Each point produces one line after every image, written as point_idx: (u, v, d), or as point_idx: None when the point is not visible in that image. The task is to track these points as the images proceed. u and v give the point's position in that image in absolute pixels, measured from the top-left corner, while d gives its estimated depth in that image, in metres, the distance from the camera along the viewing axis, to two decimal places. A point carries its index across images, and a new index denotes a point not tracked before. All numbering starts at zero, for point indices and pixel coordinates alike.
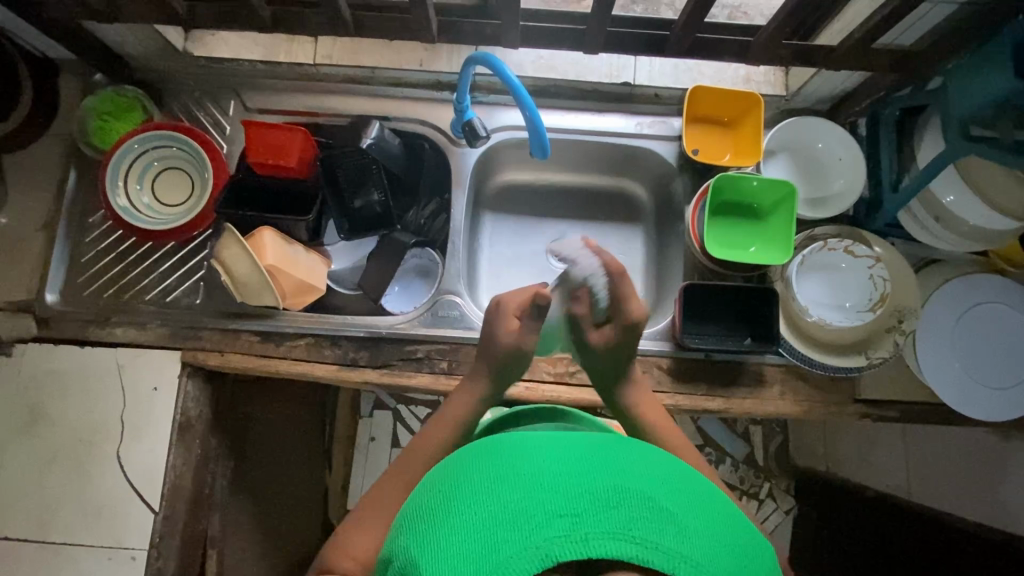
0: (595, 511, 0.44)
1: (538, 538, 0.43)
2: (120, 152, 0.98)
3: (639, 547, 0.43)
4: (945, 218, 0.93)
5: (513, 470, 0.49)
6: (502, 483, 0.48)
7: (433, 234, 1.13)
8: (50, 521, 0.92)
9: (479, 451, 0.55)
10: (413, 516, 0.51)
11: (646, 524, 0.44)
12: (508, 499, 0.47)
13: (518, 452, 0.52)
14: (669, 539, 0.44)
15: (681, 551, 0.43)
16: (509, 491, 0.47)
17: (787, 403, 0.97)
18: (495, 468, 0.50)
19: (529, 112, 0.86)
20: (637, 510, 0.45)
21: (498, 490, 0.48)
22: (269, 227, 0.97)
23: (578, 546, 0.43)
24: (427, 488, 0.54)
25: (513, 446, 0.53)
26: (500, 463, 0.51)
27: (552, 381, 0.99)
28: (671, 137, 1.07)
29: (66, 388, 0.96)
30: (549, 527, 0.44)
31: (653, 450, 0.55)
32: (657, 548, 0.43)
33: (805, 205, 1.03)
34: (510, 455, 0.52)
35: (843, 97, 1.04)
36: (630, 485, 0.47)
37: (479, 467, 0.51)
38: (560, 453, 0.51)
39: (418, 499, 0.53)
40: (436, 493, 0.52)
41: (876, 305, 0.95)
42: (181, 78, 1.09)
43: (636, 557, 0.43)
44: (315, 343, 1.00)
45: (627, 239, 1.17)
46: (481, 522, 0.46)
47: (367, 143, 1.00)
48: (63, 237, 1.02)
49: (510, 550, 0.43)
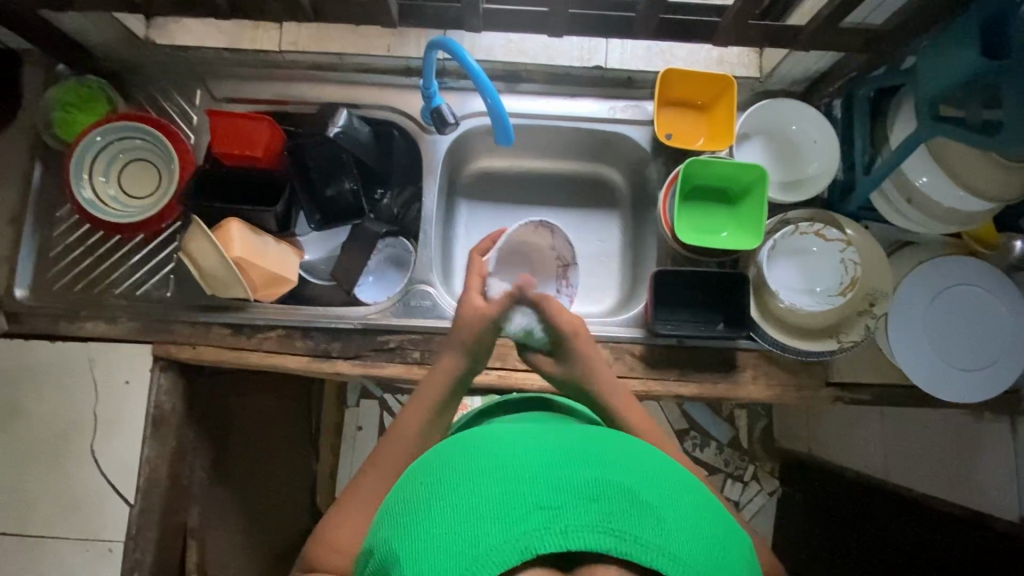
0: (574, 503, 0.45)
1: (517, 531, 0.44)
2: (83, 144, 0.97)
3: (618, 540, 0.44)
4: (917, 199, 0.92)
5: (495, 463, 0.50)
6: (482, 478, 0.48)
7: (406, 224, 1.13)
8: (26, 515, 0.92)
9: (459, 445, 0.55)
10: (394, 511, 0.52)
11: (625, 515, 0.45)
12: (487, 492, 0.47)
13: (497, 446, 0.52)
14: (647, 531, 0.45)
15: (657, 542, 0.44)
16: (488, 486, 0.48)
17: (759, 387, 0.98)
18: (475, 461, 0.51)
19: (491, 98, 0.84)
20: (616, 502, 0.46)
21: (478, 483, 0.48)
22: (236, 218, 0.96)
23: (557, 538, 0.44)
24: (409, 481, 0.55)
25: (493, 440, 0.54)
26: (480, 456, 0.51)
27: (526, 369, 0.99)
28: (644, 122, 1.06)
29: (38, 384, 0.95)
30: (527, 520, 0.44)
31: (633, 444, 0.57)
32: (636, 540, 0.44)
33: (779, 187, 1.02)
34: (489, 449, 0.52)
35: (817, 78, 1.02)
36: (608, 478, 0.48)
37: (460, 461, 0.52)
38: (539, 446, 0.52)
39: (399, 493, 0.54)
40: (418, 487, 0.52)
41: (847, 288, 0.94)
42: (145, 66, 1.06)
43: (615, 549, 0.44)
44: (287, 334, 0.99)
45: (603, 225, 1.17)
46: (462, 513, 0.46)
47: (334, 132, 0.97)
48: (31, 231, 1.01)
49: (489, 543, 0.44)
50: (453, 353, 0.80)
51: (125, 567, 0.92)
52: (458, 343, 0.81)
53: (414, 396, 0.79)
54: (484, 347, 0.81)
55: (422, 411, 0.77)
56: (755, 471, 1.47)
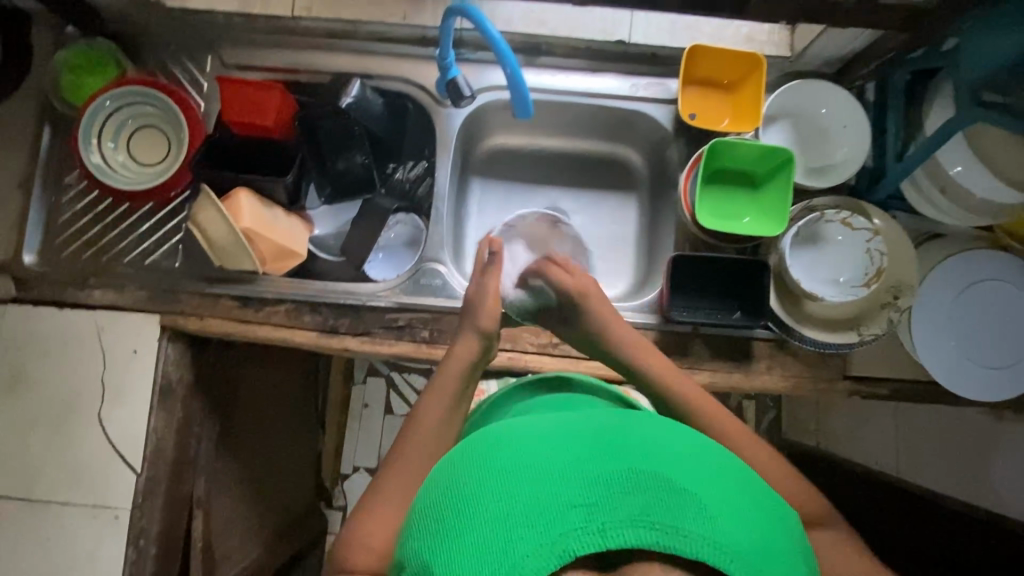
0: (610, 500, 0.45)
1: (554, 533, 0.44)
2: (91, 109, 0.95)
3: (660, 533, 0.43)
4: (950, 188, 0.89)
5: (522, 460, 0.49)
6: (512, 477, 0.48)
7: (419, 200, 1.09)
8: (34, 480, 0.93)
9: (481, 441, 0.54)
10: (422, 515, 0.51)
11: (663, 507, 0.45)
12: (519, 493, 0.47)
13: (523, 442, 0.51)
14: (688, 521, 0.44)
15: (699, 531, 0.44)
16: (518, 486, 0.47)
17: (774, 378, 0.95)
18: (502, 459, 0.50)
19: (511, 70, 0.81)
20: (652, 493, 0.46)
21: (508, 485, 0.47)
22: (245, 188, 0.94)
23: (596, 537, 0.44)
24: (434, 482, 0.54)
25: (518, 435, 0.52)
26: (506, 453, 0.50)
27: (536, 351, 0.98)
28: (667, 101, 1.02)
29: (47, 350, 0.95)
30: (564, 521, 0.44)
31: (662, 424, 0.55)
32: (677, 533, 0.43)
33: (806, 172, 0.98)
34: (515, 445, 0.51)
35: (851, 59, 0.98)
36: (642, 469, 0.47)
37: (485, 461, 0.51)
38: (568, 439, 0.51)
39: (425, 497, 0.53)
40: (444, 489, 0.51)
41: (872, 279, 0.91)
42: (155, 30, 1.04)
43: (657, 543, 0.43)
44: (295, 308, 0.98)
45: (620, 208, 1.14)
46: (494, 516, 0.46)
47: (346, 103, 0.96)
48: (39, 197, 1.00)
49: (526, 547, 0.44)
50: (466, 337, 0.81)
51: (132, 534, 0.93)
52: (471, 326, 0.82)
53: (432, 384, 0.78)
54: (495, 325, 0.82)
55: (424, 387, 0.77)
56: None
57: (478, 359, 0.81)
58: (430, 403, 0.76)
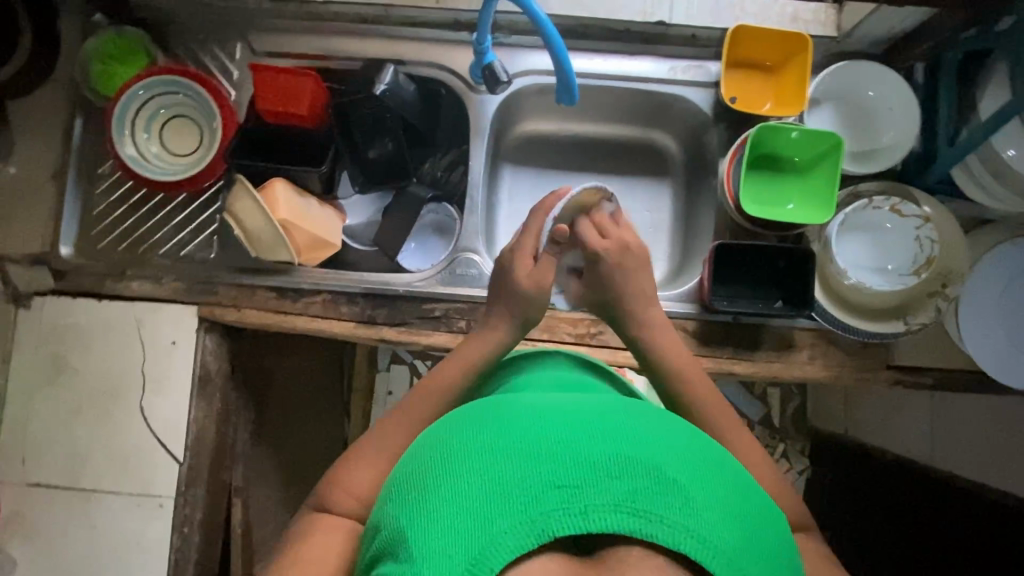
0: (596, 482, 0.44)
1: (534, 511, 0.43)
2: (124, 99, 0.94)
3: (643, 521, 0.42)
4: (1004, 174, 0.85)
5: (512, 436, 0.48)
6: (498, 451, 0.47)
7: (451, 188, 1.08)
8: (79, 469, 0.94)
9: (471, 415, 0.53)
10: (402, 483, 0.50)
11: (649, 495, 0.44)
12: (503, 468, 0.46)
13: (513, 420, 0.50)
14: (675, 512, 0.43)
15: (685, 524, 0.42)
16: (502, 461, 0.46)
17: (816, 368, 0.94)
18: (490, 433, 0.49)
19: (557, 54, 0.78)
20: (640, 480, 0.44)
21: (493, 460, 0.46)
22: (281, 178, 0.93)
23: (577, 519, 0.42)
24: (420, 449, 0.53)
25: (510, 413, 0.51)
26: (496, 429, 0.49)
27: (573, 341, 0.97)
28: (707, 84, 0.99)
29: (88, 341, 0.96)
30: (545, 499, 0.43)
31: (656, 416, 0.54)
32: (662, 522, 0.42)
33: (851, 157, 0.96)
34: (505, 423, 0.50)
35: (901, 39, 0.94)
36: (632, 455, 0.46)
37: (474, 432, 0.50)
38: (558, 419, 0.50)
39: (408, 464, 0.52)
40: (427, 457, 0.50)
41: (922, 267, 0.89)
42: (185, 17, 1.02)
43: (639, 530, 0.42)
44: (331, 299, 0.98)
45: (654, 195, 1.11)
46: (475, 489, 0.45)
47: (380, 89, 0.94)
48: (74, 188, 1.00)
49: (503, 524, 0.43)
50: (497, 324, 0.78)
51: (176, 522, 0.94)
52: (506, 309, 0.79)
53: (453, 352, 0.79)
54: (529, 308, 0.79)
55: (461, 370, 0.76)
56: (785, 450, 1.40)
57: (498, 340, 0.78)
58: (444, 371, 0.76)
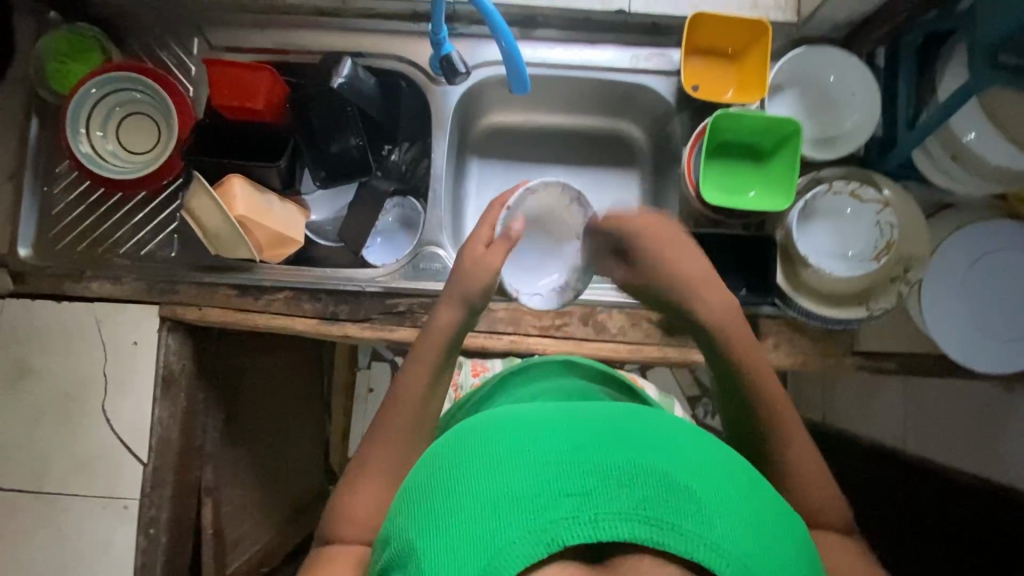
0: (605, 491, 0.43)
1: (543, 521, 0.42)
2: (77, 98, 0.92)
3: (654, 529, 0.41)
4: (963, 155, 0.86)
5: (521, 445, 0.47)
6: (507, 461, 0.46)
7: (416, 182, 1.08)
8: (42, 472, 0.93)
9: (480, 425, 0.52)
10: (411, 495, 0.49)
11: (659, 502, 0.43)
12: (511, 478, 0.45)
13: (520, 430, 0.49)
14: (686, 520, 0.42)
15: (697, 531, 0.41)
16: (512, 471, 0.45)
17: (781, 355, 0.94)
18: (498, 442, 0.48)
19: (507, 43, 0.78)
20: (650, 488, 0.43)
21: (501, 470, 0.45)
22: (239, 174, 0.92)
23: (588, 529, 0.41)
24: (428, 461, 0.52)
25: (517, 421, 0.50)
26: (504, 439, 0.48)
27: (538, 334, 0.97)
28: (669, 72, 0.98)
29: (47, 343, 0.95)
30: (555, 508, 0.42)
31: (668, 422, 0.53)
32: (673, 530, 0.41)
33: (813, 143, 0.96)
34: (513, 432, 0.49)
35: (861, 24, 0.94)
36: (642, 461, 0.45)
37: (482, 443, 0.49)
38: (567, 428, 0.49)
39: (416, 478, 0.51)
40: (436, 470, 0.49)
41: (882, 252, 0.89)
42: (139, 13, 1.01)
43: (651, 539, 0.41)
44: (294, 296, 0.97)
45: (622, 186, 1.11)
46: (484, 501, 0.44)
47: (338, 83, 0.92)
48: (32, 188, 0.99)
49: (512, 535, 0.42)
50: (445, 307, 0.77)
51: (142, 524, 0.93)
52: (449, 296, 0.78)
53: (411, 352, 0.76)
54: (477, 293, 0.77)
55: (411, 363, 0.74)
56: None
57: (454, 320, 0.76)
58: (411, 375, 0.74)
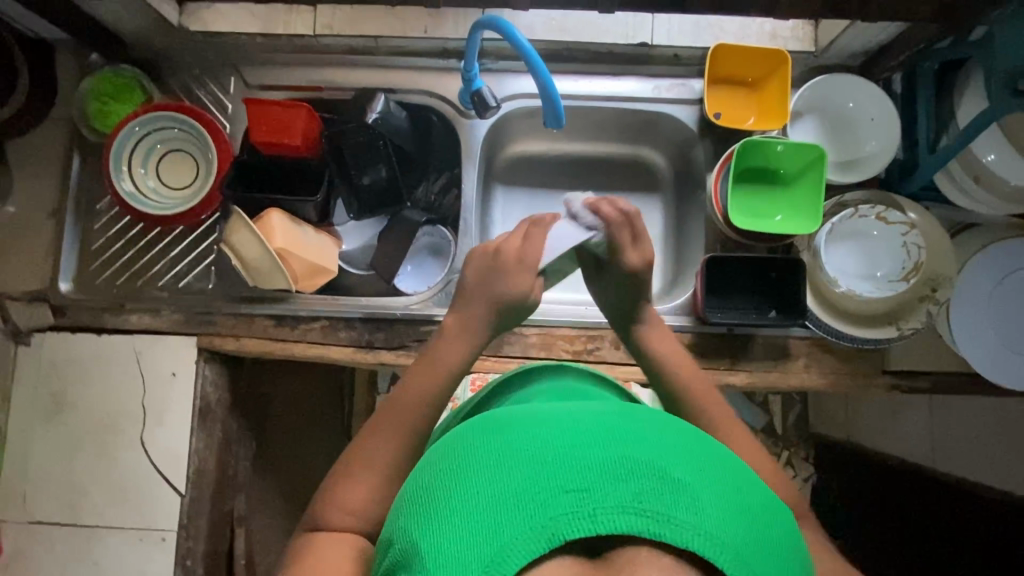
0: (603, 485, 0.43)
1: (544, 516, 0.42)
2: (121, 136, 0.96)
3: (651, 521, 0.42)
4: (985, 178, 0.87)
5: (519, 443, 0.47)
6: (504, 459, 0.46)
7: (445, 212, 1.10)
8: (80, 504, 0.94)
9: (478, 426, 0.52)
10: (410, 496, 0.49)
11: (656, 495, 0.43)
12: (510, 476, 0.45)
13: (518, 428, 0.50)
14: (682, 511, 0.42)
15: (693, 522, 0.42)
16: (511, 468, 0.45)
17: (813, 376, 0.95)
18: (498, 440, 0.49)
19: (542, 80, 0.81)
20: (646, 482, 0.44)
21: (500, 468, 0.46)
22: (276, 208, 0.95)
23: (586, 522, 0.42)
24: (426, 463, 0.52)
25: (513, 421, 0.51)
26: (502, 438, 0.49)
27: (571, 358, 0.98)
28: (692, 101, 1.01)
29: (88, 376, 0.96)
30: (555, 504, 0.43)
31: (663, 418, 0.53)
32: (671, 522, 0.42)
33: (835, 167, 0.98)
34: (510, 430, 0.49)
35: (877, 52, 0.97)
36: (639, 456, 0.46)
37: (480, 443, 0.49)
38: (563, 425, 0.49)
39: (413, 480, 0.51)
40: (434, 471, 0.49)
41: (910, 273, 0.90)
42: (179, 55, 1.04)
43: (648, 531, 0.41)
44: (330, 325, 0.99)
45: (645, 209, 1.13)
46: (485, 499, 0.44)
47: (373, 118, 0.96)
48: (72, 224, 1.01)
49: (512, 531, 0.42)
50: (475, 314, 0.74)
51: (179, 556, 0.93)
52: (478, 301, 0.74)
53: (423, 354, 0.75)
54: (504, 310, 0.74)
55: None
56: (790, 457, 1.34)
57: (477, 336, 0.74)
58: (417, 380, 0.72)
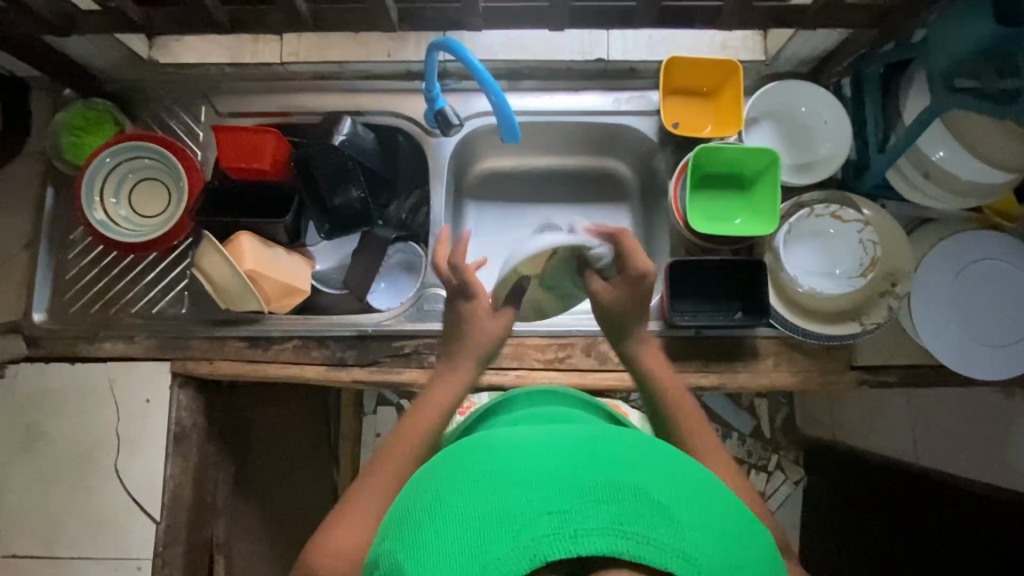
0: (584, 507, 0.44)
1: (526, 537, 0.43)
2: (93, 167, 0.98)
3: (630, 542, 0.42)
4: (934, 174, 0.90)
5: (506, 468, 0.48)
6: (491, 483, 0.47)
7: (416, 229, 1.13)
8: (55, 536, 0.93)
9: (467, 453, 0.53)
10: (399, 521, 0.50)
11: (636, 516, 0.44)
12: (496, 499, 0.46)
13: (506, 454, 0.51)
14: (661, 533, 0.43)
15: (673, 545, 0.42)
16: (497, 492, 0.46)
17: (782, 374, 0.96)
18: (485, 466, 0.50)
19: (495, 97, 0.84)
20: (627, 504, 0.44)
21: (486, 492, 0.47)
22: (247, 232, 0.95)
23: (567, 543, 0.42)
24: (415, 489, 0.53)
25: (501, 448, 0.52)
26: (489, 464, 0.50)
27: (544, 367, 0.99)
28: (651, 112, 1.05)
29: (61, 406, 0.96)
30: (538, 525, 0.43)
31: (646, 446, 0.55)
32: (650, 543, 0.42)
33: (793, 169, 1.01)
34: (497, 457, 0.50)
35: (825, 58, 1.01)
36: (620, 479, 0.47)
37: (469, 469, 0.50)
38: (547, 450, 0.50)
39: (403, 506, 0.52)
40: (424, 496, 0.50)
41: (869, 269, 0.93)
42: (150, 87, 1.07)
43: (626, 553, 0.42)
44: (303, 345, 1.00)
45: (613, 219, 1.15)
46: (472, 522, 0.45)
47: (339, 140, 0.99)
48: (46, 255, 1.02)
49: (496, 552, 0.42)
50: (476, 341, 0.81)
51: None
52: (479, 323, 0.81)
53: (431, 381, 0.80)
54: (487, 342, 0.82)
55: (435, 412, 0.76)
56: (778, 462, 1.36)
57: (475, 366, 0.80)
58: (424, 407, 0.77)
